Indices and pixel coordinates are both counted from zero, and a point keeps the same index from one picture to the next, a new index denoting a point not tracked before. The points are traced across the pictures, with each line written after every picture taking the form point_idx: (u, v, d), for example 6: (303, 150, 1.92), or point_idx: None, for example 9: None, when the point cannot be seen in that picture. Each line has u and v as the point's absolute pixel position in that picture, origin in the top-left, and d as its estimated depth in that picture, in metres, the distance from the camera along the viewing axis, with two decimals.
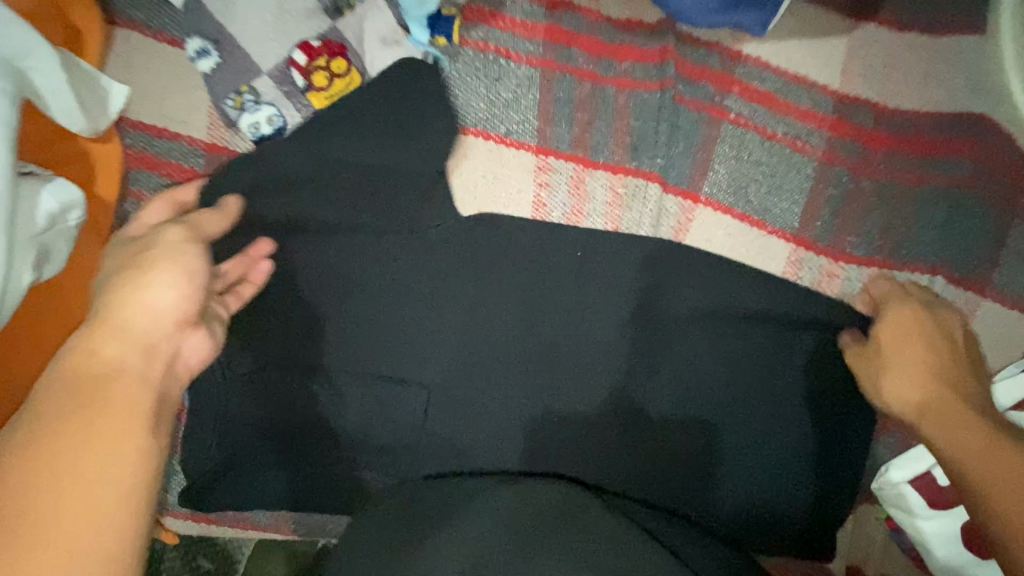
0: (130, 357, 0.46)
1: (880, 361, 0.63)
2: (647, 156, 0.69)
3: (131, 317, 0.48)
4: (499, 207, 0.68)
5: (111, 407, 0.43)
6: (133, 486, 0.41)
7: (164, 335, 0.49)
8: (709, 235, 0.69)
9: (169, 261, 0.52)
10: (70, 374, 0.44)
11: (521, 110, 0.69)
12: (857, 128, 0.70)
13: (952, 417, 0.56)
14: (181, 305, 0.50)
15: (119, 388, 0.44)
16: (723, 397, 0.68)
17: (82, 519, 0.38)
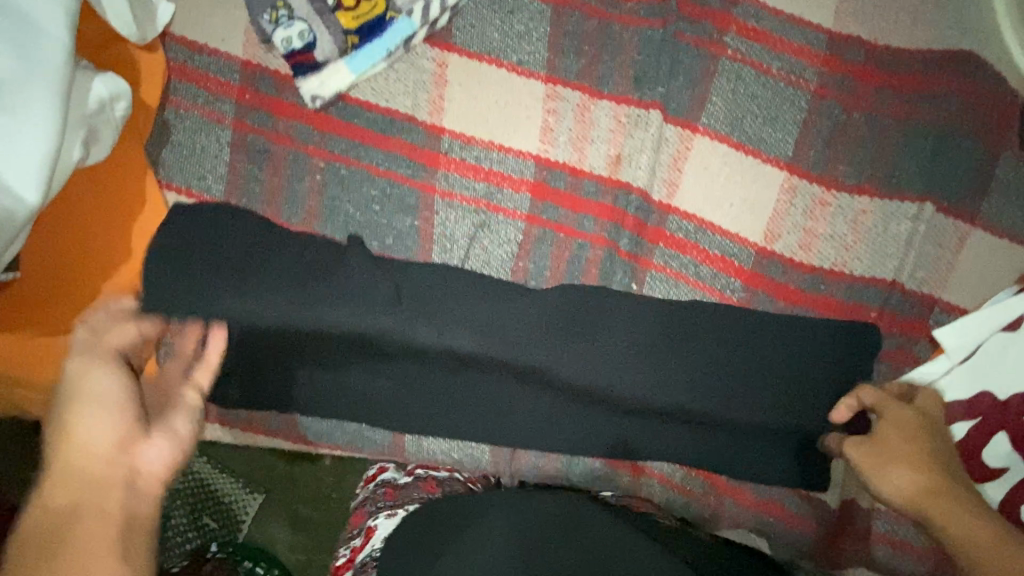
0: (77, 500, 0.43)
1: (883, 455, 0.66)
2: (649, 87, 0.74)
3: (67, 466, 0.45)
4: (511, 134, 0.73)
5: (67, 551, 0.41)
6: None
7: (111, 462, 0.46)
8: (706, 162, 0.75)
9: (92, 392, 0.49)
10: (22, 536, 0.42)
11: (532, 42, 0.73)
12: (849, 64, 0.74)
13: (963, 518, 0.59)
14: (117, 428, 0.48)
15: (80, 535, 0.42)
16: (705, 318, 0.76)
17: None
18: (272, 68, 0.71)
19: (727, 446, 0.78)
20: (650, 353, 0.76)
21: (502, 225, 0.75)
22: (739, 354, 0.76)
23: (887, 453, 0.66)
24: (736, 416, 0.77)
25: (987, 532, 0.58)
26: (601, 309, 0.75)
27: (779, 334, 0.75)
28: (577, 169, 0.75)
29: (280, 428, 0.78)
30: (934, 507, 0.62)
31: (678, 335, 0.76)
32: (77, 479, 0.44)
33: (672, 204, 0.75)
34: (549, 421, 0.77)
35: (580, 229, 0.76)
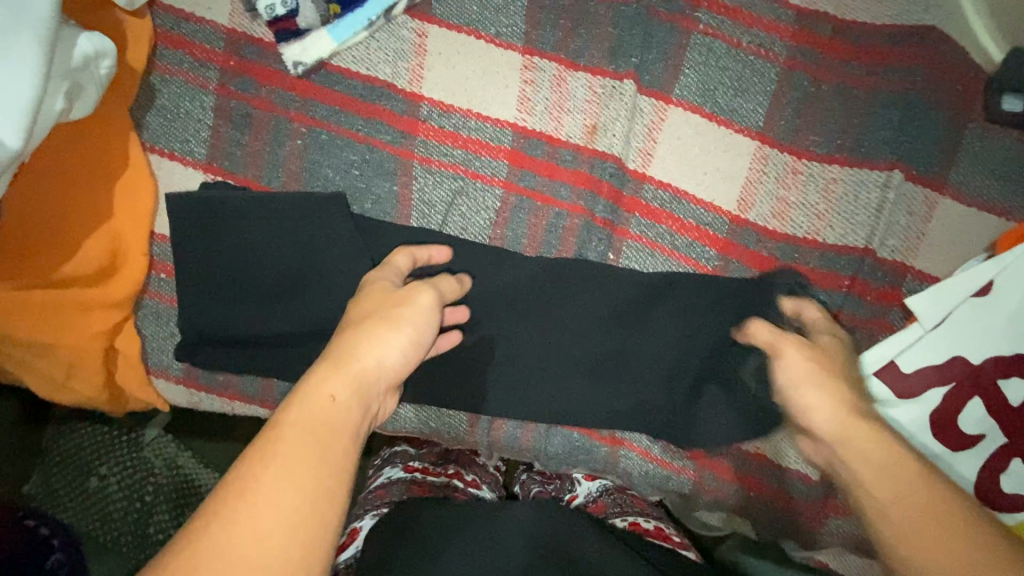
0: (351, 404, 0.51)
1: (807, 364, 0.65)
2: (623, 59, 0.76)
3: (361, 368, 0.53)
4: (489, 103, 0.75)
5: (332, 439, 0.47)
6: (310, 516, 0.43)
7: (377, 392, 0.54)
8: (680, 132, 0.76)
9: (406, 329, 0.58)
10: (312, 407, 0.49)
11: (510, 15, 0.76)
12: (817, 37, 0.76)
13: (900, 464, 0.54)
14: (399, 369, 0.56)
15: (340, 431, 0.48)
16: (679, 286, 0.76)
17: (279, 522, 0.41)
18: (257, 37, 0.73)
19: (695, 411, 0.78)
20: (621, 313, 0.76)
21: (478, 190, 0.75)
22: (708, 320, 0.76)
23: (815, 370, 0.64)
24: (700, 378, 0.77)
25: (926, 477, 0.52)
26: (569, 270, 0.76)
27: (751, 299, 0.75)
28: (554, 138, 0.76)
29: (255, 394, 0.76)
30: (873, 454, 0.55)
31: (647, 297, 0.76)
32: (356, 387, 0.52)
33: (648, 174, 0.77)
34: (525, 388, 0.77)
35: (558, 197, 0.76)
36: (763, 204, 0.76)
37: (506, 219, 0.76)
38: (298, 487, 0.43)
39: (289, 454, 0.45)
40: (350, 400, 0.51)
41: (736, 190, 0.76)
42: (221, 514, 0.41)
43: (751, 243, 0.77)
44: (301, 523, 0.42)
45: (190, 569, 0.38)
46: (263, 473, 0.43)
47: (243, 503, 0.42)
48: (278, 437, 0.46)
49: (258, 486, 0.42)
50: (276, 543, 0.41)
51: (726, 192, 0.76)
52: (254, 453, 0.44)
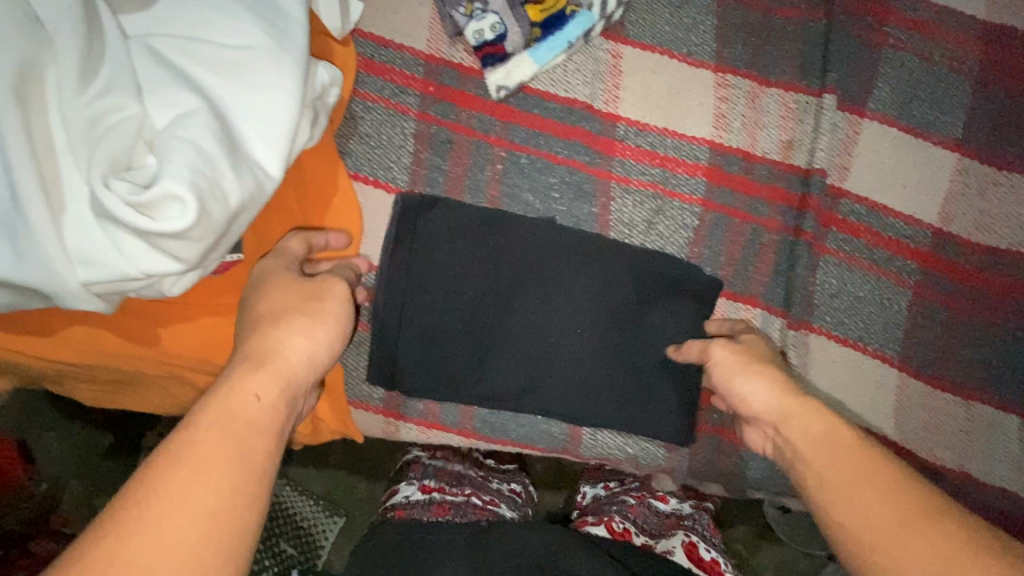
0: (274, 405, 0.47)
1: (735, 358, 0.62)
2: (817, 75, 0.75)
3: (286, 368, 0.49)
4: (684, 121, 0.75)
5: (250, 439, 0.44)
6: (229, 517, 0.40)
7: (299, 391, 0.50)
8: (875, 146, 0.75)
9: (325, 324, 0.53)
10: (229, 406, 0.45)
11: (701, 34, 0.75)
12: (1009, 50, 0.76)
13: (833, 433, 0.53)
14: (318, 368, 0.53)
15: (259, 428, 0.45)
16: (873, 301, 0.76)
17: (188, 526, 0.38)
18: (456, 62, 0.72)
19: (578, 386, 0.74)
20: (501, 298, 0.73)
21: (676, 208, 0.75)
22: (583, 302, 0.73)
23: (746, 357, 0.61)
24: (597, 349, 0.73)
25: (850, 437, 0.52)
26: (453, 257, 0.72)
27: (658, 270, 0.74)
28: (750, 153, 0.75)
29: (455, 422, 0.77)
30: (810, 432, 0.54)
31: (540, 274, 0.73)
32: (282, 387, 0.48)
33: (844, 189, 0.75)
34: (589, 390, 0.74)
35: (755, 214, 0.75)
36: (960, 216, 0.75)
37: (704, 236, 0.75)
38: (213, 496, 0.40)
39: (205, 461, 0.41)
40: (276, 402, 0.47)
41: (933, 202, 0.75)
42: (120, 521, 0.37)
43: (952, 255, 0.75)
44: (215, 528, 0.39)
45: None
46: (175, 483, 0.39)
47: (150, 516, 0.38)
48: (193, 442, 0.42)
49: (169, 497, 0.38)
50: (188, 555, 0.37)
51: (923, 205, 0.75)
52: (168, 455, 0.41)
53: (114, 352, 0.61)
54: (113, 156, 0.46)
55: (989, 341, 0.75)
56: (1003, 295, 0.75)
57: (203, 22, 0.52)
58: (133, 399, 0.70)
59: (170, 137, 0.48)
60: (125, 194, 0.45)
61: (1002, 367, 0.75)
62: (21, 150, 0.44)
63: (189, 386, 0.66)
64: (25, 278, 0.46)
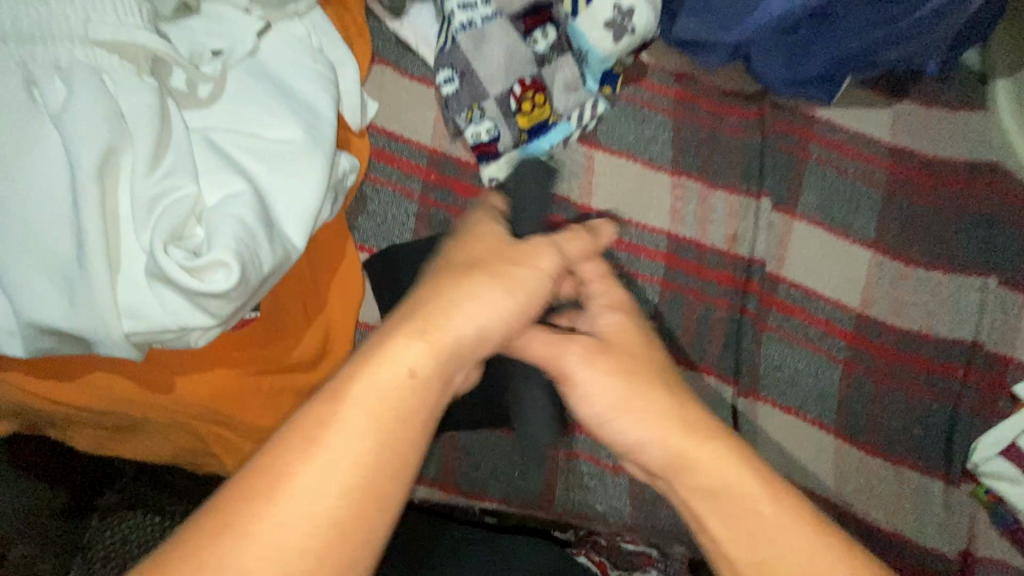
0: (426, 386, 0.42)
1: (598, 380, 0.51)
2: (757, 182, 0.90)
3: (446, 342, 0.44)
4: (646, 214, 0.88)
5: (395, 423, 0.41)
6: (365, 505, 0.38)
7: (460, 367, 0.45)
8: (805, 241, 0.90)
9: (505, 290, 0.47)
10: (381, 377, 0.41)
11: (659, 145, 0.90)
12: (909, 169, 0.93)
13: (745, 495, 0.47)
14: (495, 335, 0.47)
15: (406, 410, 0.41)
16: (809, 372, 0.87)
17: (326, 502, 0.38)
18: (455, 156, 0.85)
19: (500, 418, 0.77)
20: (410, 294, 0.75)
21: (639, 288, 0.86)
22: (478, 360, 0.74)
23: (623, 393, 0.51)
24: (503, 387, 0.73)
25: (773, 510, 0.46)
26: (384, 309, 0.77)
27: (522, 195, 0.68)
28: (701, 243, 0.88)
29: (436, 478, 0.82)
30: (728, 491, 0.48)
31: None
32: (441, 362, 0.43)
33: (782, 276, 0.89)
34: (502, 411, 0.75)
35: (708, 294, 0.87)
36: (877, 301, 0.89)
37: (662, 313, 0.86)
38: (340, 489, 0.38)
39: (343, 449, 0.39)
40: (433, 376, 0.43)
41: (854, 289, 0.89)
42: (271, 484, 0.38)
43: (873, 335, 0.88)
44: (351, 512, 0.38)
45: (232, 537, 0.36)
46: (316, 460, 0.38)
47: (294, 485, 0.37)
48: (337, 423, 0.39)
49: (303, 481, 0.38)
50: (324, 534, 0.37)
51: (846, 291, 0.89)
52: (320, 422, 0.40)
53: (127, 398, 0.66)
54: (171, 226, 0.55)
55: (909, 411, 0.87)
56: (919, 371, 0.87)
57: (255, 120, 0.63)
58: (132, 447, 0.74)
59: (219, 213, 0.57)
60: (181, 259, 0.54)
61: (922, 434, 0.86)
62: (95, 220, 0.53)
63: (191, 434, 0.72)
64: (78, 324, 0.54)
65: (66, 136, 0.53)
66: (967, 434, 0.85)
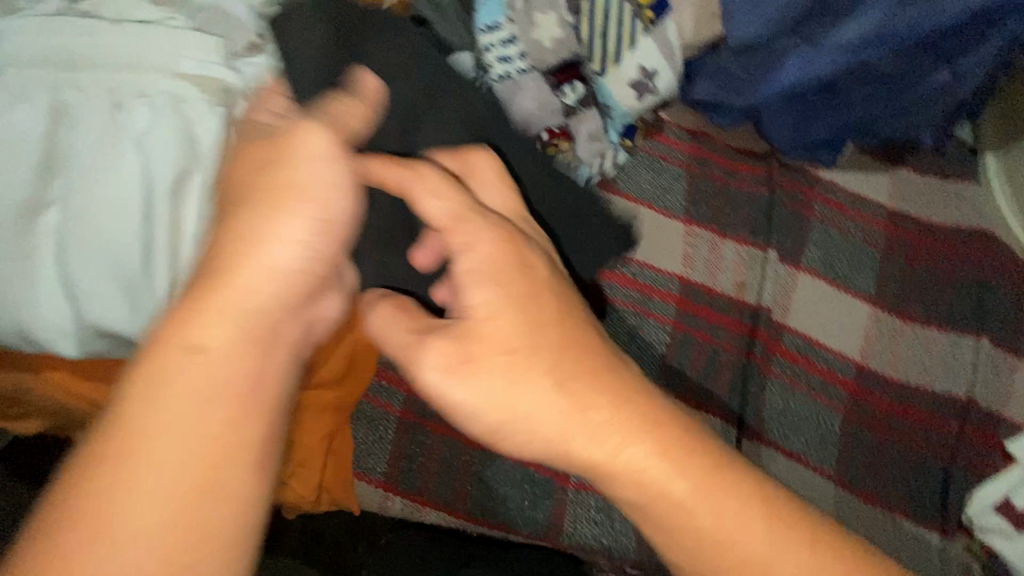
0: (241, 346, 0.44)
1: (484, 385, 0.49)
2: (764, 234, 0.96)
3: (235, 298, 0.44)
4: (659, 258, 0.94)
5: (222, 388, 0.42)
6: (221, 458, 0.41)
7: (280, 314, 0.46)
8: (809, 293, 0.95)
9: (290, 226, 0.46)
10: (179, 350, 0.42)
11: (674, 195, 0.97)
12: (906, 230, 0.99)
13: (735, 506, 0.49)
14: (304, 272, 0.47)
15: (229, 371, 0.43)
16: (811, 418, 0.91)
17: (170, 472, 0.40)
18: None
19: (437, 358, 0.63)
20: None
21: (651, 326, 0.91)
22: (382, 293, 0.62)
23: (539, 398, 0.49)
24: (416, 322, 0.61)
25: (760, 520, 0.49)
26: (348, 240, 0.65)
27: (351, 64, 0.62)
28: (711, 288, 0.93)
29: (448, 500, 0.84)
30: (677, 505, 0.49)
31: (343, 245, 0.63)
32: (247, 326, 0.44)
33: (786, 323, 0.93)
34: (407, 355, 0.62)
35: (717, 337, 0.91)
36: (876, 353, 0.93)
37: (672, 351, 0.90)
38: (187, 457, 0.40)
39: (173, 425, 0.41)
40: (234, 342, 0.44)
41: (853, 341, 0.94)
42: (105, 473, 0.39)
43: (873, 385, 0.92)
44: (209, 470, 0.41)
45: (82, 522, 0.38)
46: (147, 440, 0.40)
47: (127, 468, 0.39)
48: (150, 414, 0.40)
49: (140, 473, 0.39)
50: (184, 495, 0.40)
51: (847, 342, 0.94)
52: (134, 408, 0.41)
53: None
54: None
55: (908, 461, 0.90)
56: (917, 423, 0.91)
57: None
58: None
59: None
60: None
61: (921, 485, 0.89)
62: (164, 238, 0.59)
63: None
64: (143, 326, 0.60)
65: (147, 159, 0.59)
66: (963, 487, 0.88)
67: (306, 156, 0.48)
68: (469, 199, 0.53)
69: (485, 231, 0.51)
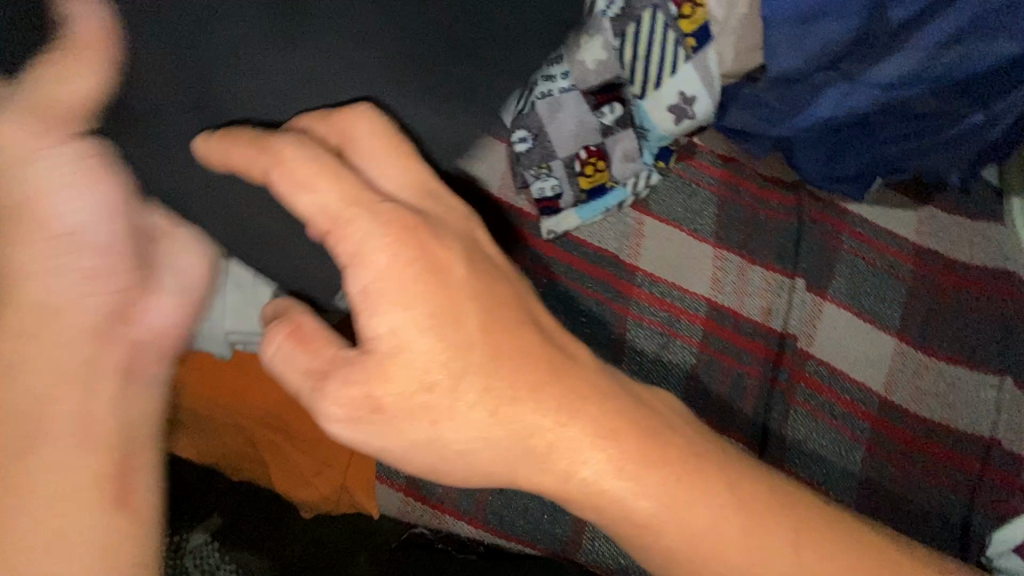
0: (26, 386, 0.43)
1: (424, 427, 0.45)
2: (792, 262, 0.97)
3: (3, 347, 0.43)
4: (688, 279, 0.95)
5: (31, 434, 0.43)
6: (64, 494, 0.42)
7: (81, 345, 0.45)
8: (834, 322, 0.95)
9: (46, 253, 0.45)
10: None
11: (705, 218, 0.98)
12: (933, 266, 1.00)
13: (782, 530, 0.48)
14: (89, 294, 0.46)
15: (39, 414, 0.43)
16: (833, 448, 0.91)
17: (15, 522, 0.41)
18: (520, 207, 0.94)
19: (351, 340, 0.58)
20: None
21: (677, 346, 0.92)
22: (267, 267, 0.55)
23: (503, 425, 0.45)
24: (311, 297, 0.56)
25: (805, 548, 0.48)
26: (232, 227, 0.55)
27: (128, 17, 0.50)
28: (738, 312, 0.94)
29: (468, 510, 0.84)
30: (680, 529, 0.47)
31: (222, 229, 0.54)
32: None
33: (811, 352, 0.94)
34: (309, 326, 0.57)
35: (741, 361, 0.92)
36: (900, 387, 0.94)
37: (697, 373, 0.91)
38: (33, 505, 0.41)
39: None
40: (37, 388, 0.43)
41: (877, 374, 0.94)
42: None
43: (896, 417, 0.92)
44: (63, 506, 0.42)
45: None
46: None
47: None
48: None
49: None
50: (48, 533, 0.41)
51: (870, 374, 0.94)
52: None
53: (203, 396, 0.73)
54: None
55: (930, 498, 0.89)
56: (939, 460, 0.91)
57: None
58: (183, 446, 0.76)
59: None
60: None
61: (943, 523, 0.88)
62: None
63: (244, 435, 0.77)
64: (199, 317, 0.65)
65: None
66: (984, 526, 0.87)
67: (0, 165, 0.44)
68: (356, 185, 0.43)
69: (378, 226, 0.43)
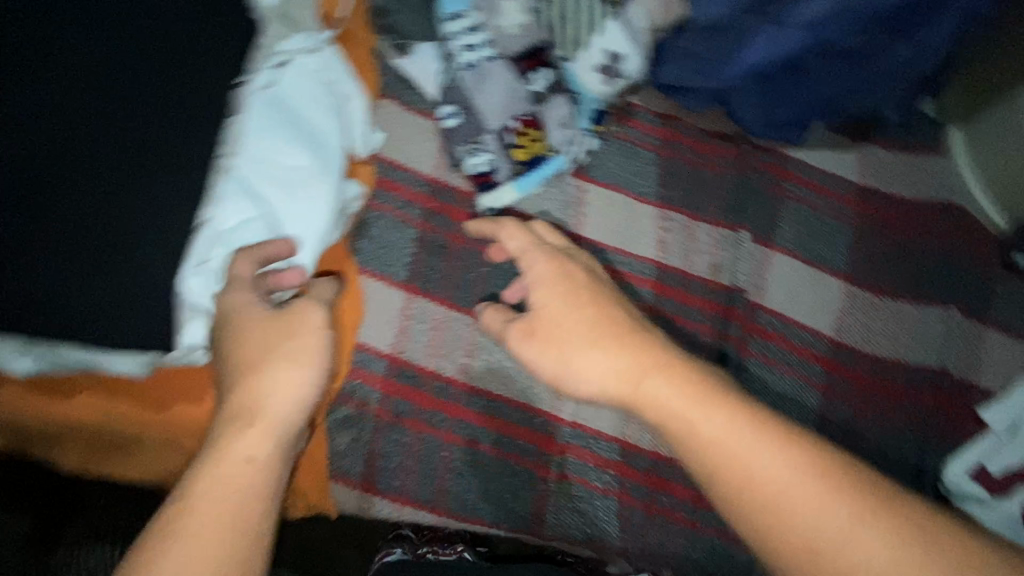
0: (262, 469, 0.53)
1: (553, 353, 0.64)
2: (736, 216, 0.96)
3: (277, 425, 0.55)
4: (634, 243, 0.93)
5: (243, 498, 0.51)
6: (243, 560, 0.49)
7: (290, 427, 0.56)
8: (782, 272, 0.95)
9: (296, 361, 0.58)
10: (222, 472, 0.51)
11: (647, 178, 0.96)
12: (876, 205, 1.00)
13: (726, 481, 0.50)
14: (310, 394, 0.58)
15: (239, 493, 0.51)
16: (790, 397, 0.91)
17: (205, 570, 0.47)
18: (456, 184, 0.90)
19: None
20: (155, 203, 0.61)
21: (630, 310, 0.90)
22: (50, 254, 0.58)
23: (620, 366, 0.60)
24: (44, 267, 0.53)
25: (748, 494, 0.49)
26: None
27: None
28: (687, 272, 0.93)
29: (428, 498, 0.82)
30: None
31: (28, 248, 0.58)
32: (271, 442, 0.54)
33: (761, 303, 0.93)
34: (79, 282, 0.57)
35: (693, 319, 0.91)
36: (852, 329, 0.94)
37: None
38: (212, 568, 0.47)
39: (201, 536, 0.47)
40: (260, 462, 0.53)
41: (829, 318, 0.94)
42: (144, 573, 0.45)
43: (849, 358, 0.93)
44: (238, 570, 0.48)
45: None
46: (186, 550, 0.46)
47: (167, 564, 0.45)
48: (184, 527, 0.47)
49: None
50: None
51: (823, 320, 0.94)
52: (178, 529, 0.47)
53: None
54: (198, 251, 0.65)
55: (889, 433, 0.91)
56: (893, 395, 0.92)
57: (272, 150, 0.71)
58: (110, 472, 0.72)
59: (162, 251, 0.62)
60: (207, 286, 0.65)
61: (901, 456, 0.90)
62: None
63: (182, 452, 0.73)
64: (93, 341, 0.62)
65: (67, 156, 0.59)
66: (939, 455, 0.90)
67: None
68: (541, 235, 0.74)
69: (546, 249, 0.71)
